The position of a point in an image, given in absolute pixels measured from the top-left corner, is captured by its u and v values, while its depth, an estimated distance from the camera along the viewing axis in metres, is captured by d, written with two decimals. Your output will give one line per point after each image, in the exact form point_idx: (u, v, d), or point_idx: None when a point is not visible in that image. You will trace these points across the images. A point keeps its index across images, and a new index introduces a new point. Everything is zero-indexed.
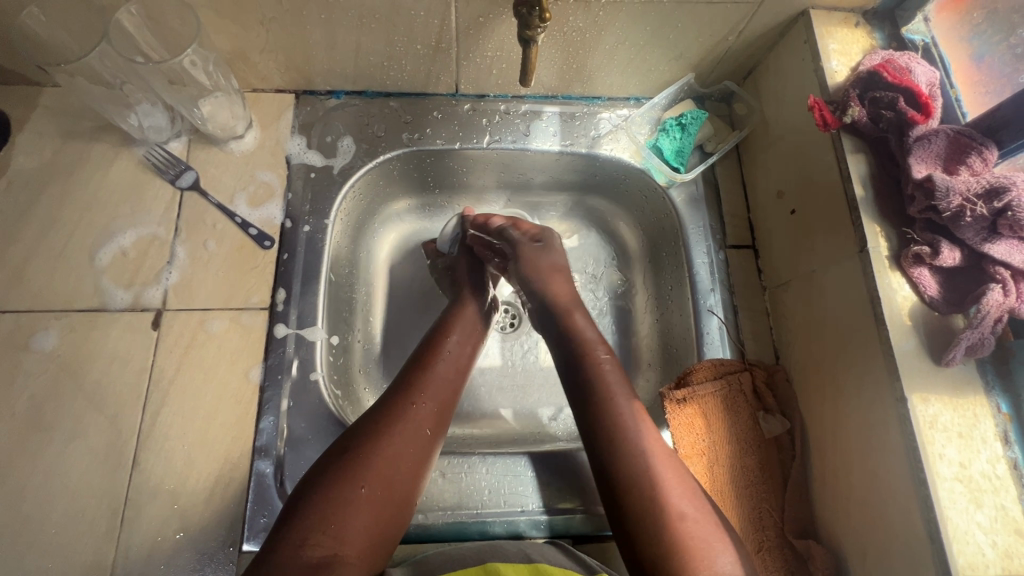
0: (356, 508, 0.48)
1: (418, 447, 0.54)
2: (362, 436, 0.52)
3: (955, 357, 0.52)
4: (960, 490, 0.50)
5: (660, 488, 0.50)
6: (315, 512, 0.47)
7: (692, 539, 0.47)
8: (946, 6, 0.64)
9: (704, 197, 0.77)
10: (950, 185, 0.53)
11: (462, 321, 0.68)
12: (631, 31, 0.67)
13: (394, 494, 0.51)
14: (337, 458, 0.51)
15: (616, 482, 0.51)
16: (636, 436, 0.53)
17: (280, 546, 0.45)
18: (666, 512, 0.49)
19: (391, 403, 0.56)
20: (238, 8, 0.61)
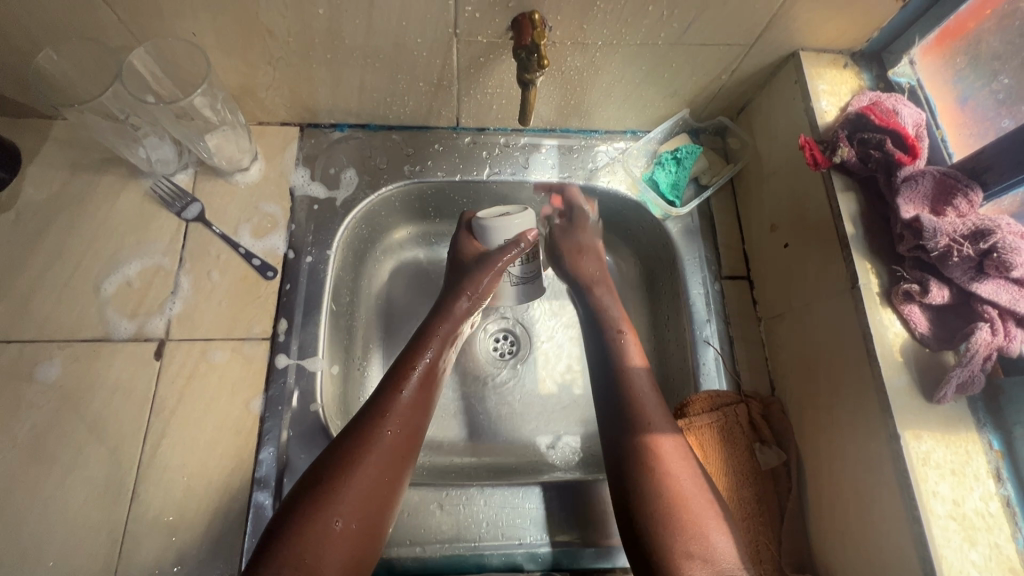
0: (330, 540, 0.49)
1: (390, 471, 0.55)
2: (332, 469, 0.52)
3: (946, 394, 0.53)
4: (954, 527, 0.50)
5: (663, 465, 0.56)
6: (288, 551, 0.47)
7: (688, 509, 0.53)
8: (930, 50, 0.66)
9: (700, 228, 0.79)
10: (937, 226, 0.55)
11: (440, 335, 0.66)
12: (627, 70, 0.69)
13: (369, 520, 0.52)
14: (308, 494, 0.51)
15: (630, 453, 0.57)
16: (654, 415, 0.59)
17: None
18: (670, 482, 0.54)
19: (359, 432, 0.55)
20: (247, 49, 0.63)
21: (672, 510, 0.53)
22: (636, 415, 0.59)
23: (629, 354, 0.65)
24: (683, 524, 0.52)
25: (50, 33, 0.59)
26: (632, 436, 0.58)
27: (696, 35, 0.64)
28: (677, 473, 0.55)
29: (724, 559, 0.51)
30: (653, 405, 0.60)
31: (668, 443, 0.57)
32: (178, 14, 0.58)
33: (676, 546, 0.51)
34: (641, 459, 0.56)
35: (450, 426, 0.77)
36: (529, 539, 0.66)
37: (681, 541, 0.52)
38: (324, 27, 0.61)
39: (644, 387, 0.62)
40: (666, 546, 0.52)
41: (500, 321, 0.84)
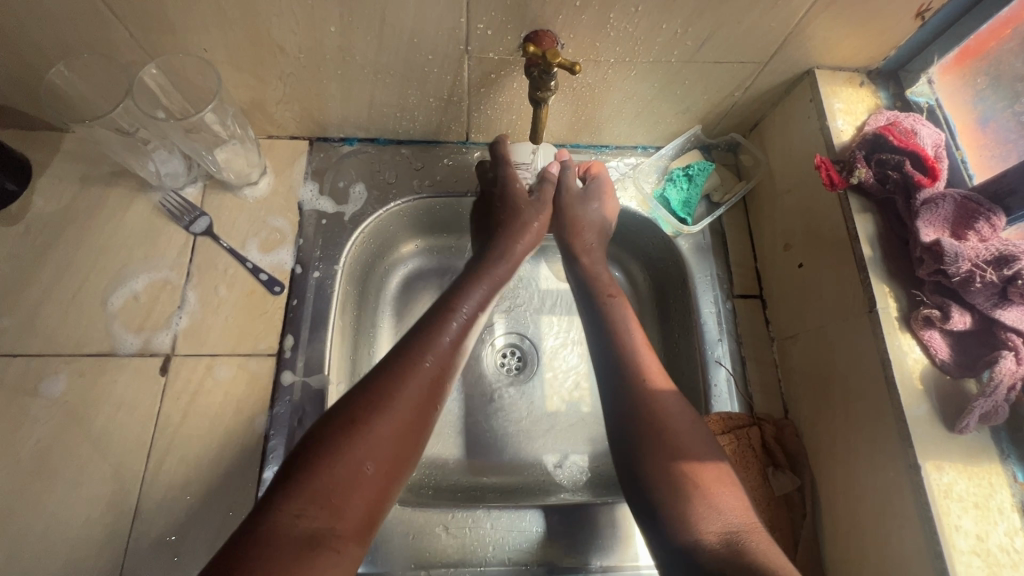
0: (359, 480, 0.48)
1: (423, 411, 0.54)
2: (369, 407, 0.51)
3: (969, 424, 0.52)
4: (979, 564, 0.48)
5: (670, 434, 0.56)
6: (314, 487, 0.46)
7: (687, 473, 0.53)
8: (949, 69, 0.65)
9: (711, 246, 0.78)
10: (959, 251, 0.53)
11: (490, 280, 0.67)
12: (639, 87, 0.68)
13: (397, 460, 0.51)
14: (339, 431, 0.49)
15: (634, 425, 0.57)
16: (656, 386, 0.59)
17: (272, 520, 0.44)
18: (676, 449, 0.55)
19: (397, 373, 0.54)
20: (257, 64, 0.63)
21: (676, 480, 0.53)
22: (639, 390, 0.59)
23: (622, 319, 0.66)
24: (689, 490, 0.52)
25: (63, 48, 0.60)
26: (634, 409, 0.58)
27: (709, 53, 0.63)
28: (681, 441, 0.55)
29: (731, 513, 0.51)
30: (656, 379, 0.60)
31: (670, 416, 0.57)
32: (189, 30, 0.58)
33: (685, 506, 0.51)
34: (645, 433, 0.56)
35: (457, 443, 0.76)
36: (536, 563, 0.64)
37: (688, 506, 0.51)
38: (335, 43, 0.60)
39: (645, 361, 0.61)
40: (674, 507, 0.52)
41: (508, 336, 0.83)
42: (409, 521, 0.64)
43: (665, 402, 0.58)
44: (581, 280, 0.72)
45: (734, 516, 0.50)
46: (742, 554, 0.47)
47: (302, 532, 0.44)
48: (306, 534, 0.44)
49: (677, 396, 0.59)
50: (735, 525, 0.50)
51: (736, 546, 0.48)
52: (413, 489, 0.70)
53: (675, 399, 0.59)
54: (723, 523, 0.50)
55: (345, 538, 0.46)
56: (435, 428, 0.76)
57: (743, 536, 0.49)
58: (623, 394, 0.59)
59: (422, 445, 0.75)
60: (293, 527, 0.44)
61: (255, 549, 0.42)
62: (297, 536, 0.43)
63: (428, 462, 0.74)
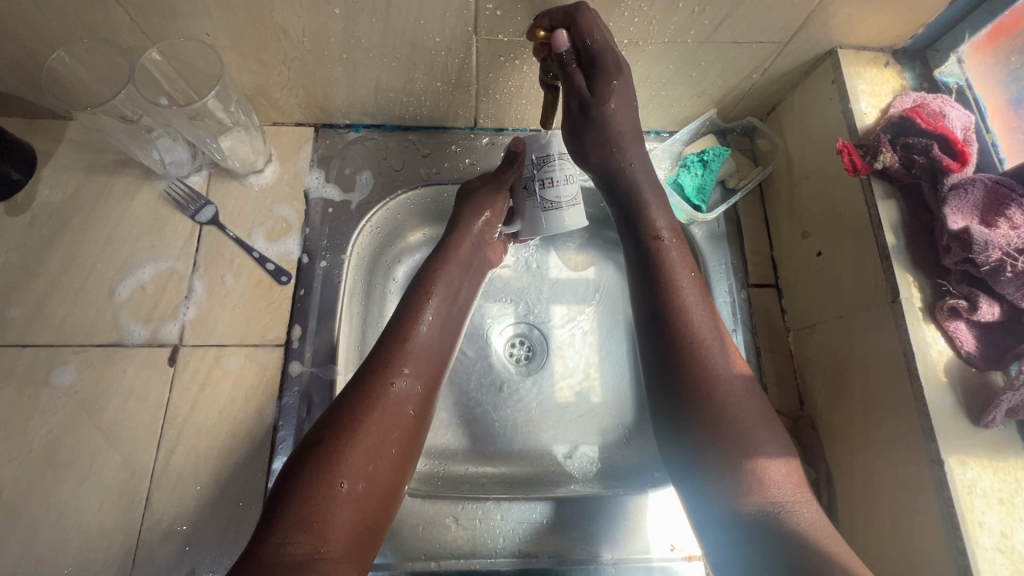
0: (338, 502, 0.47)
1: (398, 429, 0.53)
2: (337, 425, 0.50)
3: (995, 418, 0.50)
4: (1002, 561, 0.47)
5: (716, 389, 0.52)
6: (293, 512, 0.46)
7: (732, 438, 0.50)
8: (980, 48, 0.63)
9: (726, 234, 0.76)
10: (989, 238, 0.51)
11: (445, 276, 0.64)
12: (654, 70, 0.66)
13: (378, 478, 0.50)
14: (310, 455, 0.49)
15: (679, 379, 0.54)
16: (713, 353, 0.54)
17: (260, 553, 0.44)
18: (726, 422, 0.51)
19: (363, 388, 0.53)
20: (261, 48, 0.62)
21: (719, 444, 0.50)
22: (690, 354, 0.54)
23: (673, 263, 0.58)
24: (736, 455, 0.50)
25: (63, 33, 0.58)
26: (680, 365, 0.54)
27: (728, 33, 0.60)
28: (735, 416, 0.51)
29: (781, 487, 0.49)
30: (710, 342, 0.54)
31: (718, 374, 0.53)
32: (191, 13, 0.56)
33: (731, 474, 0.50)
34: (692, 401, 0.52)
35: (465, 433, 0.76)
36: (546, 555, 0.64)
37: (729, 470, 0.50)
38: (340, 26, 0.59)
39: (699, 319, 0.56)
40: (720, 476, 0.50)
41: (517, 325, 0.82)
42: (418, 513, 0.64)
43: (717, 362, 0.54)
44: (626, 220, 0.62)
45: (780, 488, 0.49)
46: (784, 531, 0.46)
47: (289, 560, 0.43)
48: (291, 562, 0.43)
49: (727, 353, 0.55)
50: (782, 497, 0.48)
51: (776, 516, 0.47)
52: (423, 480, 0.70)
53: (731, 364, 0.54)
54: (770, 496, 0.48)
55: (335, 560, 0.45)
56: (445, 418, 0.76)
57: (790, 509, 0.48)
58: (671, 355, 0.55)
59: (430, 436, 0.75)
60: (280, 555, 0.44)
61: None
62: (284, 564, 0.43)
63: (437, 452, 0.74)
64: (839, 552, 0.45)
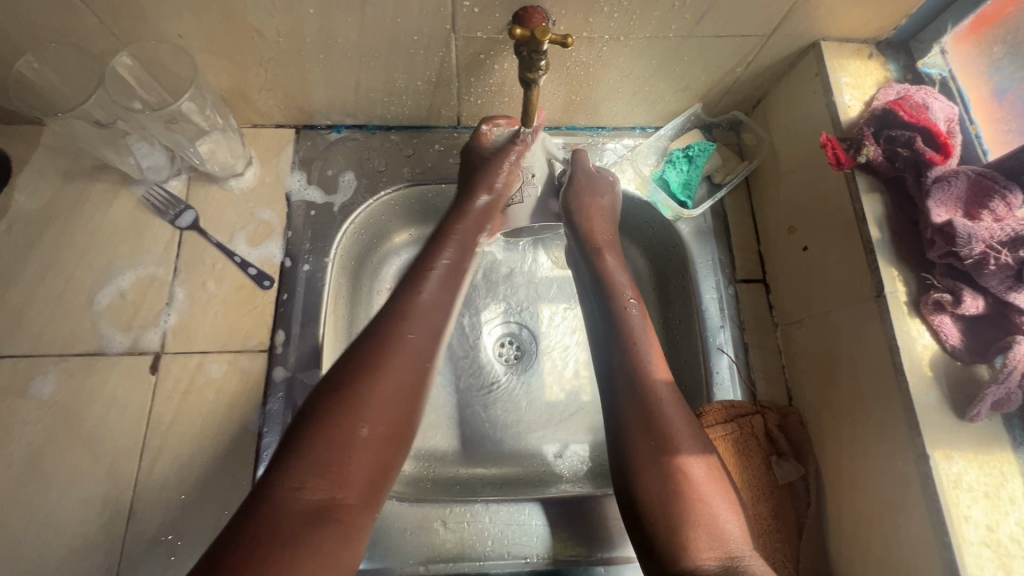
0: (358, 446, 0.45)
1: (416, 375, 0.50)
2: (356, 369, 0.48)
3: (980, 412, 0.50)
4: (988, 555, 0.47)
5: (678, 441, 0.53)
6: (310, 453, 0.43)
7: (698, 493, 0.50)
8: (963, 37, 0.62)
9: (713, 229, 0.75)
10: (972, 232, 0.51)
11: (460, 238, 0.63)
12: (635, 65, 0.65)
13: (397, 423, 0.48)
14: (326, 399, 0.46)
15: (642, 438, 0.53)
16: (673, 408, 0.55)
17: (271, 495, 0.42)
18: (685, 471, 0.51)
19: (381, 335, 0.51)
20: (236, 49, 0.60)
21: (681, 500, 0.50)
22: (650, 404, 0.55)
23: (634, 323, 0.62)
24: (698, 513, 0.49)
25: (32, 38, 0.57)
26: (644, 416, 0.54)
27: (709, 26, 0.60)
28: (694, 465, 0.52)
29: (735, 540, 0.49)
30: (668, 399, 0.55)
31: (679, 430, 0.53)
32: (161, 14, 0.55)
33: (684, 531, 0.49)
34: (657, 458, 0.52)
35: (456, 434, 0.75)
36: (538, 556, 0.64)
37: (693, 522, 0.49)
38: (315, 25, 0.57)
39: (657, 375, 0.57)
40: (676, 532, 0.49)
41: (506, 325, 0.82)
42: (406, 517, 0.63)
43: (683, 426, 0.54)
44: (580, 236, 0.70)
45: (738, 540, 0.49)
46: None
47: (305, 504, 0.42)
48: (308, 506, 0.42)
49: (684, 405, 0.56)
50: (740, 550, 0.48)
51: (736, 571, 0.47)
52: (412, 483, 0.70)
53: (695, 423, 0.55)
54: (726, 550, 0.48)
55: (350, 505, 0.43)
56: (434, 420, 0.75)
57: (747, 565, 0.47)
58: (629, 404, 0.55)
59: (419, 439, 0.74)
60: (295, 500, 0.41)
61: (251, 531, 0.40)
62: (300, 508, 0.41)
63: (427, 455, 0.73)
64: None
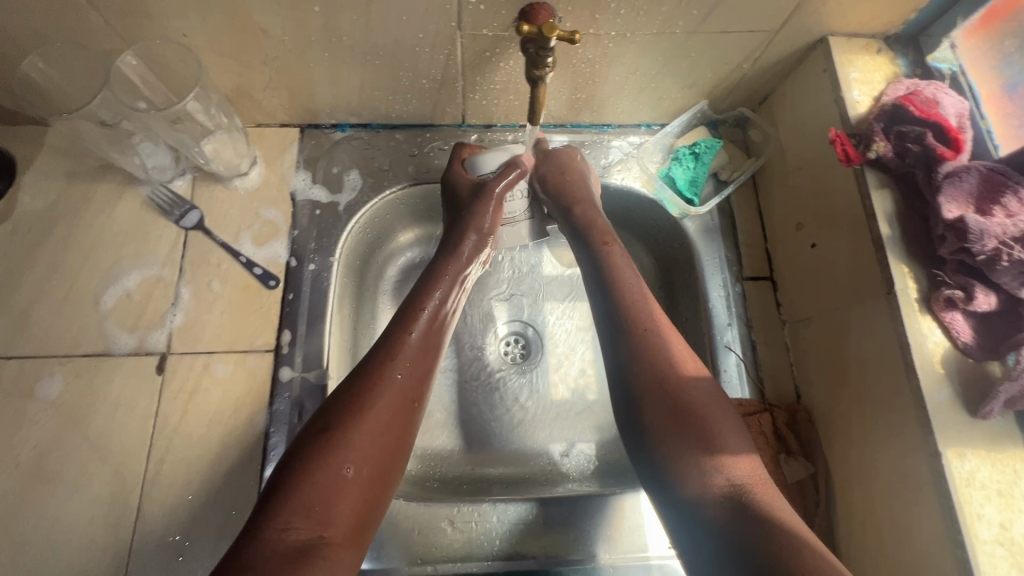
0: (344, 489, 0.46)
1: (401, 417, 0.51)
2: (345, 410, 0.49)
3: (992, 410, 0.50)
4: (1002, 553, 0.47)
5: (674, 375, 0.53)
6: (297, 495, 0.44)
7: (696, 422, 0.51)
8: (973, 32, 0.61)
9: (719, 227, 0.75)
10: (985, 227, 0.50)
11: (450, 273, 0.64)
12: (642, 62, 0.65)
13: (378, 463, 0.49)
14: (311, 441, 0.47)
15: (636, 376, 0.54)
16: (666, 344, 0.55)
17: (257, 537, 0.42)
18: (683, 404, 0.52)
19: (367, 374, 0.52)
20: (240, 48, 0.60)
21: (682, 434, 0.51)
22: (641, 339, 0.56)
23: (619, 265, 0.63)
24: (698, 447, 0.50)
25: (36, 38, 0.57)
26: (637, 354, 0.55)
27: (716, 22, 0.59)
28: (691, 397, 0.52)
29: (740, 466, 0.49)
30: (660, 333, 0.56)
31: (673, 364, 0.54)
32: (165, 13, 0.55)
33: (688, 457, 0.50)
34: (654, 391, 0.53)
35: (461, 433, 0.75)
36: (545, 556, 0.63)
37: (693, 455, 0.50)
38: (320, 24, 0.57)
39: (648, 313, 0.58)
40: (679, 460, 0.50)
41: (511, 324, 0.81)
42: (413, 517, 0.63)
43: (675, 361, 0.54)
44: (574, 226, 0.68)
45: (743, 470, 0.49)
46: (749, 512, 0.45)
47: (290, 545, 0.42)
48: (293, 548, 0.42)
49: (676, 342, 0.56)
50: (744, 477, 0.48)
51: (740, 499, 0.47)
52: (418, 483, 0.69)
53: (687, 357, 0.55)
54: (730, 476, 0.48)
55: (335, 545, 0.44)
56: (440, 419, 0.75)
57: (751, 489, 0.47)
58: (623, 344, 0.57)
59: (425, 438, 0.74)
60: (279, 541, 0.42)
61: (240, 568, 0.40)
62: (282, 550, 0.41)
63: (433, 454, 0.73)
64: (803, 533, 0.44)
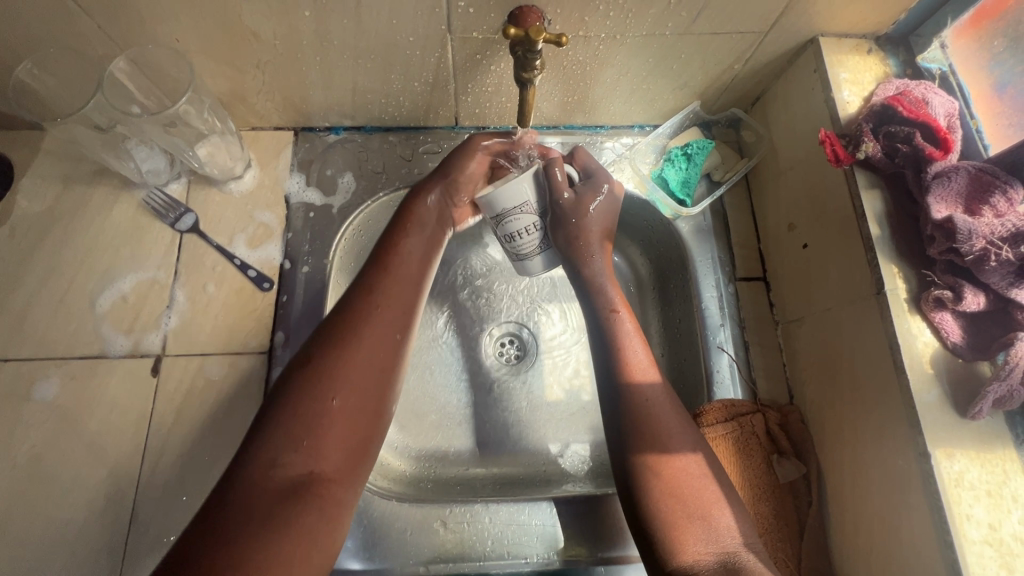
0: (330, 419, 0.45)
1: (385, 348, 0.50)
2: (324, 345, 0.49)
3: (982, 410, 0.49)
4: (991, 554, 0.47)
5: (674, 449, 0.52)
6: (284, 425, 0.44)
7: (693, 497, 0.50)
8: (963, 32, 0.62)
9: (712, 227, 0.75)
10: (972, 228, 0.50)
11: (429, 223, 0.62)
12: (632, 63, 0.65)
13: (369, 408, 0.48)
14: (298, 375, 0.47)
15: (635, 448, 0.53)
16: (666, 418, 0.54)
17: (247, 477, 0.42)
18: (673, 472, 0.51)
19: (349, 297, 0.52)
20: (232, 53, 0.61)
21: (678, 506, 0.50)
22: (641, 411, 0.54)
23: (626, 332, 0.60)
24: (694, 519, 0.49)
25: (30, 44, 0.58)
26: (638, 428, 0.53)
27: (705, 23, 0.59)
28: (688, 471, 0.51)
29: (729, 536, 0.49)
30: (657, 399, 0.55)
31: (673, 433, 0.53)
32: (157, 18, 0.56)
33: (682, 529, 0.49)
34: (646, 457, 0.52)
35: (454, 435, 0.75)
36: (538, 557, 0.64)
37: (689, 525, 0.49)
38: (311, 28, 0.58)
39: (649, 379, 0.56)
40: (676, 530, 0.49)
41: (507, 325, 0.82)
42: (406, 517, 0.64)
43: (674, 433, 0.53)
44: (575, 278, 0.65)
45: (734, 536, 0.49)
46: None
47: (283, 482, 0.42)
48: (286, 482, 0.42)
49: (677, 411, 0.55)
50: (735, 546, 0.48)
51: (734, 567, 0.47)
52: (412, 484, 0.70)
53: (683, 422, 0.54)
54: (722, 546, 0.48)
55: (329, 479, 0.44)
56: (436, 420, 0.76)
57: (744, 561, 0.47)
58: (621, 414, 0.55)
59: (422, 439, 0.74)
60: (271, 476, 0.42)
61: (235, 505, 0.40)
62: (277, 484, 0.41)
63: (428, 455, 0.74)
64: None
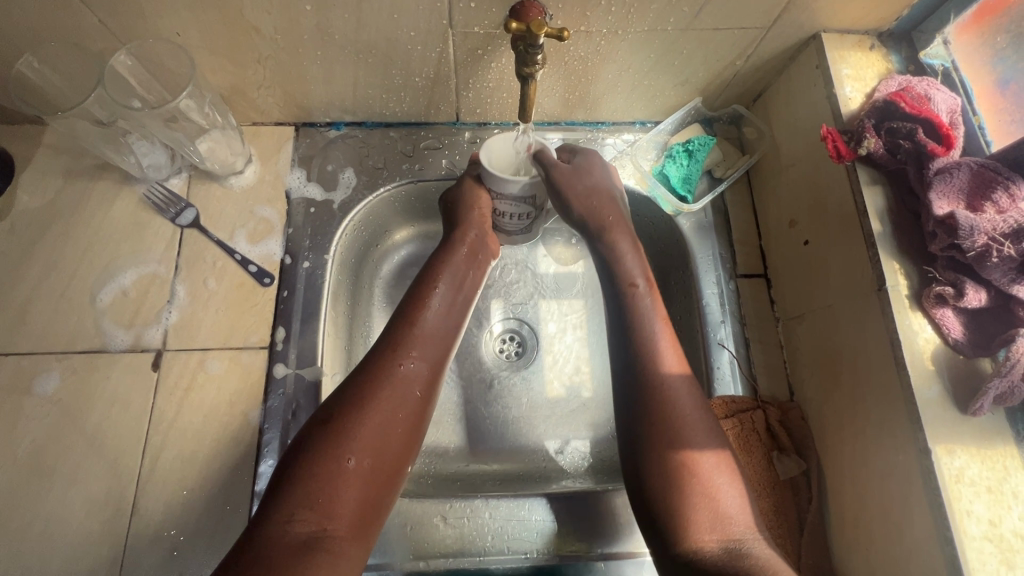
0: (344, 480, 0.47)
1: (406, 409, 0.53)
2: (346, 405, 0.50)
3: (982, 406, 0.49)
4: (991, 550, 0.47)
5: (685, 428, 0.51)
6: (300, 490, 0.45)
7: (699, 476, 0.49)
8: (966, 28, 0.62)
9: (713, 224, 0.75)
10: (974, 223, 0.50)
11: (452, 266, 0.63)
12: (634, 58, 0.65)
13: (386, 457, 0.50)
14: (316, 435, 0.49)
15: (644, 427, 0.52)
16: (679, 395, 0.53)
17: (265, 530, 0.43)
18: (684, 455, 0.50)
19: (371, 369, 0.54)
20: (233, 47, 0.61)
21: (683, 487, 0.49)
22: (652, 389, 0.53)
23: (645, 309, 0.58)
24: (697, 499, 0.49)
25: (30, 38, 0.58)
26: (647, 405, 0.53)
27: (708, 19, 0.59)
28: (696, 449, 0.51)
29: (736, 523, 0.48)
30: (675, 382, 0.54)
31: (683, 411, 0.52)
32: (158, 12, 0.56)
33: (686, 509, 0.49)
34: (660, 442, 0.51)
35: (455, 430, 0.75)
36: (537, 552, 0.64)
37: (693, 506, 0.48)
38: (312, 22, 0.58)
39: (666, 358, 0.55)
40: (679, 511, 0.49)
41: (508, 322, 0.82)
42: (407, 512, 0.64)
43: (683, 412, 0.52)
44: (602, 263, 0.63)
45: (740, 520, 0.48)
46: (743, 568, 0.45)
47: (295, 538, 0.43)
48: (299, 540, 0.43)
49: (691, 390, 0.54)
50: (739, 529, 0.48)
51: (736, 551, 0.46)
52: (413, 479, 0.70)
53: (696, 400, 0.53)
54: (729, 531, 0.48)
55: (340, 540, 0.45)
56: (437, 416, 0.76)
57: (749, 547, 0.47)
58: (631, 392, 0.54)
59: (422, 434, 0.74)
60: (285, 533, 0.43)
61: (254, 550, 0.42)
62: (290, 541, 0.43)
63: (428, 451, 0.73)
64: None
